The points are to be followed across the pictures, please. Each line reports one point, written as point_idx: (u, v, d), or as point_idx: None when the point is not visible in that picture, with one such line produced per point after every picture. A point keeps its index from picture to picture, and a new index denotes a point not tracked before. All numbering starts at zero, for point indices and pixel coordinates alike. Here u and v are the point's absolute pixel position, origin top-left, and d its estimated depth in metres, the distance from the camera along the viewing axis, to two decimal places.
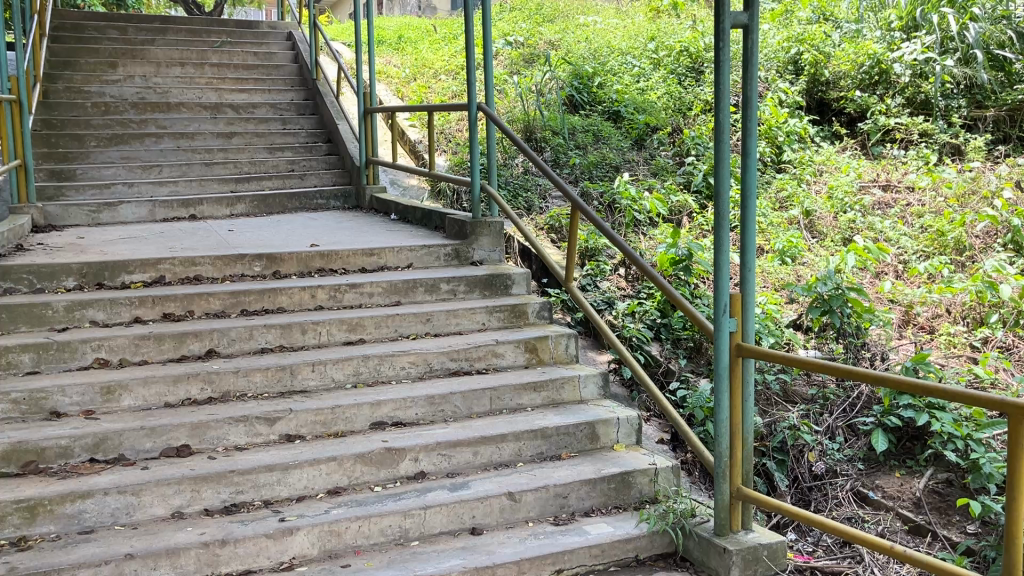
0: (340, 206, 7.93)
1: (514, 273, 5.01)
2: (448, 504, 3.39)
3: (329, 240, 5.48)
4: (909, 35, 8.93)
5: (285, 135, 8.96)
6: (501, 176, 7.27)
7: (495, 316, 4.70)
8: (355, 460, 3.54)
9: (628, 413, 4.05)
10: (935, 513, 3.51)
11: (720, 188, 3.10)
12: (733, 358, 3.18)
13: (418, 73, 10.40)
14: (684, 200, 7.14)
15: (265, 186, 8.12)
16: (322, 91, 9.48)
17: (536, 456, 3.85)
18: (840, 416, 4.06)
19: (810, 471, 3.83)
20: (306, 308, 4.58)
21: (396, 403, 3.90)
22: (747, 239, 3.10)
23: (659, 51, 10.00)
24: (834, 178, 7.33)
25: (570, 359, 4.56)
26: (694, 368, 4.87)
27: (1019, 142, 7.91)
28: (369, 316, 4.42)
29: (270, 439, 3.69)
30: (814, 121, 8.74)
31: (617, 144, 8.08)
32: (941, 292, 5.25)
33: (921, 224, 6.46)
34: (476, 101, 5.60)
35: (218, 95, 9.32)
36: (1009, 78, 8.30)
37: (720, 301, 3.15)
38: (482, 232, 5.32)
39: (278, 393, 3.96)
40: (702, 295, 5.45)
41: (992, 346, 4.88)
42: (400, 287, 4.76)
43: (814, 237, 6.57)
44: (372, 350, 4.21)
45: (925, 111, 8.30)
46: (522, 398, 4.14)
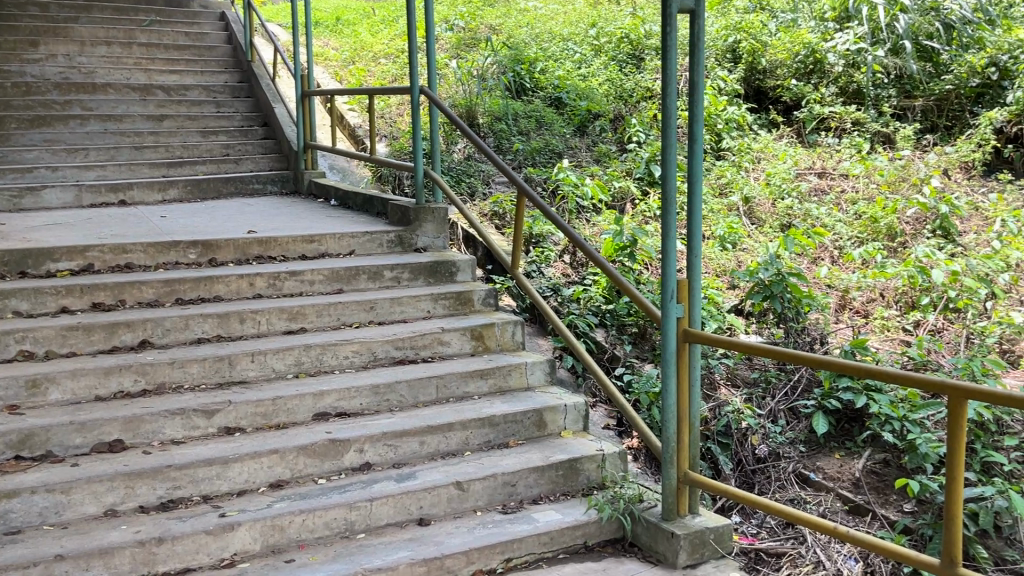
0: (277, 191, 7.74)
1: (458, 260, 4.95)
2: (395, 495, 3.33)
3: (268, 226, 5.33)
4: (842, 26, 9.12)
5: (219, 118, 8.70)
6: (443, 162, 7.19)
7: (440, 303, 4.64)
8: (298, 452, 3.45)
9: (575, 400, 4.04)
10: (874, 493, 3.60)
11: (668, 174, 3.10)
12: (680, 343, 3.19)
13: (356, 57, 10.21)
14: (627, 186, 7.19)
15: (199, 170, 7.87)
16: (258, 73, 9.23)
17: (483, 444, 3.82)
18: (782, 399, 4.12)
19: (753, 454, 3.89)
20: (244, 297, 4.44)
21: (340, 393, 3.81)
22: (694, 224, 3.10)
23: (600, 37, 10.01)
24: (772, 165, 7.44)
25: (516, 346, 4.53)
26: (638, 354, 4.91)
27: (946, 132, 8.16)
28: (310, 304, 4.31)
29: (208, 432, 3.57)
30: (752, 108, 8.85)
31: (560, 131, 8.08)
32: (875, 277, 5.39)
33: (855, 211, 6.59)
34: (418, 84, 5.51)
35: (147, 76, 8.98)
36: (937, 68, 8.56)
37: (668, 287, 3.16)
38: (426, 218, 5.23)
39: (216, 384, 3.84)
40: (646, 281, 5.47)
41: (923, 330, 4.97)
42: (342, 274, 4.65)
43: (753, 223, 6.66)
44: (314, 339, 4.11)
45: (858, 100, 8.49)
46: (468, 386, 4.10)
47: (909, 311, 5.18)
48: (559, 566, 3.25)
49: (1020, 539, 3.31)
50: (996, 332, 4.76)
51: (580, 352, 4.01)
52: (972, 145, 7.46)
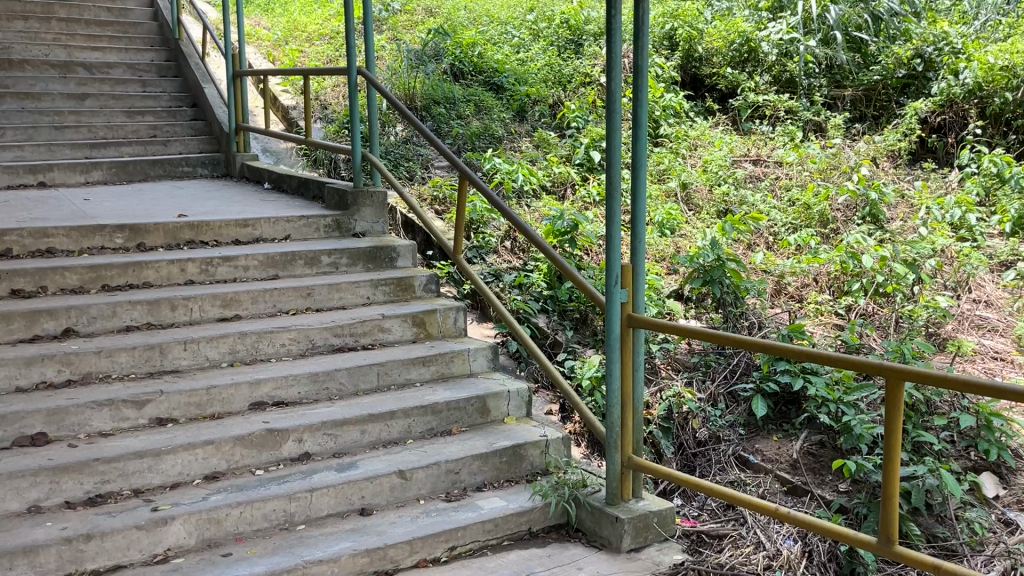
0: (208, 174, 7.50)
1: (399, 245, 4.86)
2: (336, 485, 3.26)
3: (199, 210, 5.15)
4: (775, 16, 9.27)
5: (145, 98, 8.37)
6: (381, 146, 7.07)
7: (380, 290, 4.55)
8: (234, 443, 3.34)
9: (518, 386, 4.02)
10: (810, 474, 3.67)
11: (613, 159, 3.08)
12: (624, 328, 3.19)
13: (289, 37, 9.95)
14: (566, 172, 7.17)
15: (124, 152, 7.57)
16: (186, 51, 8.91)
17: (426, 432, 3.76)
18: (722, 383, 4.17)
19: (694, 438, 3.94)
20: (175, 283, 4.29)
21: (277, 381, 3.71)
22: (638, 209, 3.10)
23: (538, 21, 9.96)
24: (708, 152, 7.52)
25: (458, 333, 4.49)
26: (580, 339, 4.91)
27: (874, 121, 8.38)
28: (245, 290, 4.18)
29: (138, 423, 3.44)
30: (689, 96, 8.93)
31: (499, 115, 8.02)
32: (809, 263, 5.49)
33: (789, 198, 6.72)
34: (356, 65, 5.38)
35: (67, 52, 8.59)
36: (865, 59, 8.77)
37: (612, 272, 3.15)
38: (365, 203, 5.13)
39: (147, 373, 3.69)
40: (587, 266, 5.46)
41: (855, 314, 5.11)
42: (278, 260, 4.53)
43: (690, 209, 6.73)
44: (249, 327, 3.99)
45: (790, 89, 8.65)
46: (410, 373, 4.04)
47: (841, 295, 5.30)
48: (503, 553, 3.23)
49: (950, 516, 3.42)
50: (923, 316, 4.91)
51: (523, 337, 3.99)
52: (899, 134, 7.67)
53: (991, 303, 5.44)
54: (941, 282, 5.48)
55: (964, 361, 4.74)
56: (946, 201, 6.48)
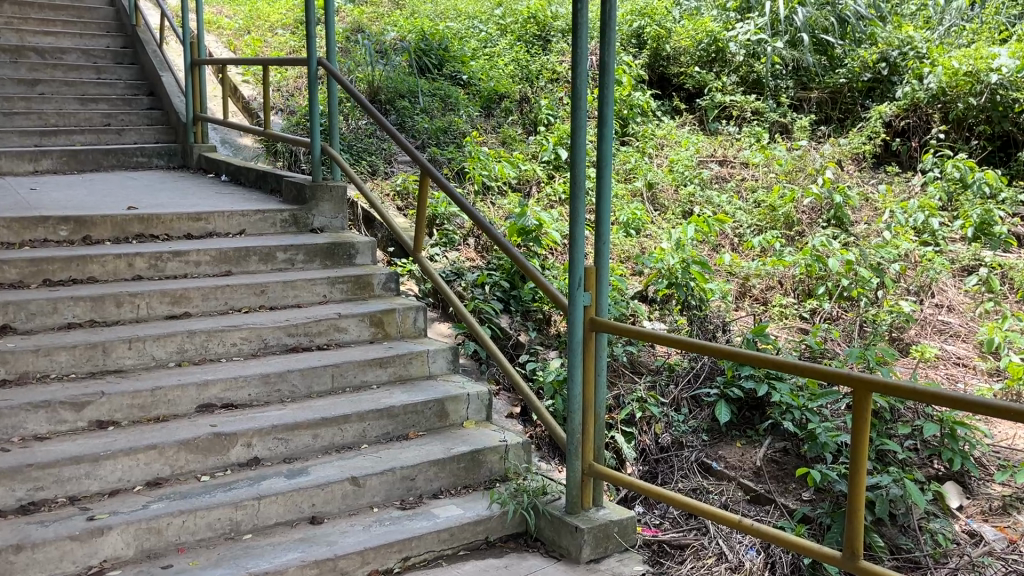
0: (164, 165, 7.28)
1: (358, 242, 4.73)
2: (285, 493, 3.13)
3: (150, 202, 4.96)
4: (743, 17, 9.26)
5: (99, 85, 8.10)
6: (343, 138, 6.90)
7: (337, 288, 4.42)
8: (178, 448, 3.19)
9: (479, 389, 3.91)
10: (773, 482, 3.61)
11: (576, 159, 2.98)
12: (587, 332, 3.10)
13: (251, 26, 9.71)
14: (532, 169, 7.06)
15: (76, 141, 7.31)
16: (143, 38, 8.65)
17: (382, 437, 3.64)
18: (685, 387, 4.11)
19: (656, 444, 3.86)
20: (121, 278, 4.11)
21: (226, 383, 3.56)
22: (602, 209, 3.00)
23: (506, 16, 9.85)
24: (675, 152, 7.47)
25: (417, 333, 4.37)
26: (543, 341, 4.83)
27: (839, 124, 8.41)
28: (195, 287, 4.01)
29: (77, 426, 3.27)
30: (656, 95, 8.88)
31: (464, 111, 7.90)
32: (774, 266, 5.44)
33: (755, 199, 6.68)
34: (317, 56, 5.23)
35: (18, 36, 8.29)
36: (831, 61, 8.79)
37: (575, 274, 3.05)
38: (323, 197, 4.98)
39: (88, 373, 3.52)
40: (552, 266, 5.43)
41: (819, 317, 5.08)
42: (231, 255, 4.36)
43: (656, 209, 6.67)
44: (198, 325, 3.83)
45: (757, 90, 8.63)
46: (366, 374, 3.91)
47: (806, 299, 5.26)
48: (459, 563, 3.12)
49: (913, 526, 3.40)
50: (887, 321, 4.92)
51: (483, 339, 3.89)
52: (864, 137, 7.69)
53: (953, 308, 5.46)
54: (905, 287, 5.48)
55: (927, 367, 4.76)
56: (910, 205, 6.49)
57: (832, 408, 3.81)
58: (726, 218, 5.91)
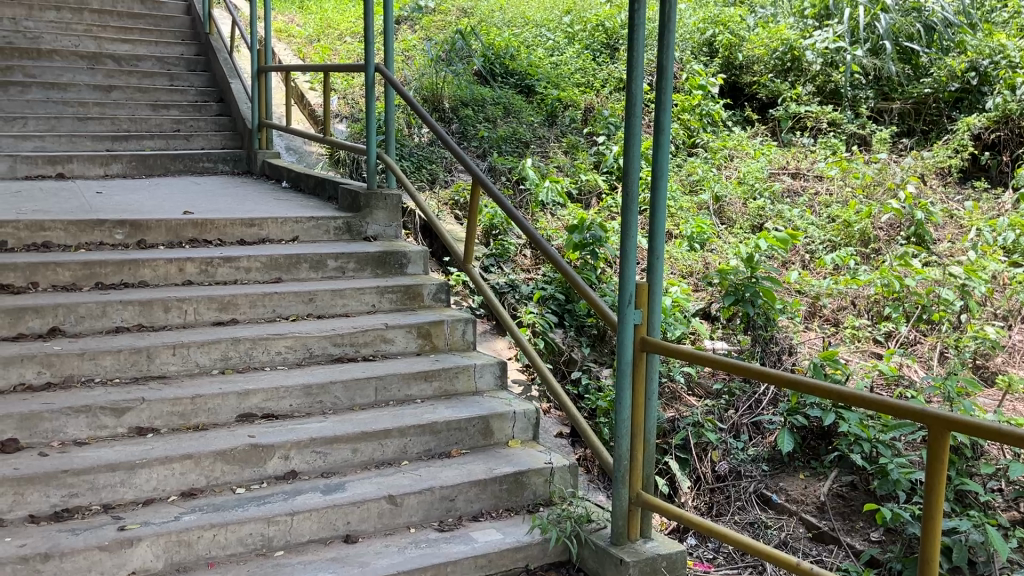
0: (229, 171, 7.37)
1: (410, 251, 4.63)
2: (319, 509, 3.02)
3: (206, 207, 4.97)
4: (821, 24, 8.91)
5: (172, 92, 8.27)
6: (403, 146, 6.85)
7: (386, 297, 4.32)
8: (214, 458, 3.13)
9: (526, 406, 3.75)
10: (839, 519, 3.35)
11: (630, 168, 2.81)
12: (637, 352, 2.91)
13: (321, 34, 9.81)
14: (594, 179, 6.91)
15: (146, 146, 7.46)
16: (216, 46, 8.80)
17: (423, 453, 3.52)
18: (745, 412, 3.87)
19: (713, 472, 3.65)
20: (172, 283, 4.10)
21: (267, 393, 3.49)
22: (657, 222, 2.82)
23: (574, 25, 9.72)
24: (745, 163, 7.19)
25: (466, 346, 4.24)
26: (597, 358, 4.66)
27: (922, 136, 7.97)
28: (244, 294, 3.97)
29: (117, 432, 3.24)
30: (727, 105, 8.60)
31: (528, 119, 7.78)
32: (848, 284, 5.14)
33: (828, 214, 6.36)
34: (376, 62, 5.17)
35: (97, 44, 8.53)
36: (916, 70, 8.35)
37: (625, 290, 2.87)
38: (377, 205, 4.91)
39: (132, 379, 3.50)
40: (609, 280, 5.25)
41: (895, 341, 4.76)
42: (281, 262, 4.32)
43: (722, 223, 6.42)
44: (243, 333, 3.78)
45: (834, 100, 8.29)
46: (411, 388, 3.80)
47: (880, 321, 4.96)
48: None
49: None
50: (970, 347, 4.55)
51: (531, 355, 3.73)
52: (949, 151, 7.27)
53: None
54: (992, 310, 5.11)
55: (1014, 400, 4.38)
56: (998, 223, 6.09)
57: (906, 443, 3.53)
58: (798, 233, 5.63)
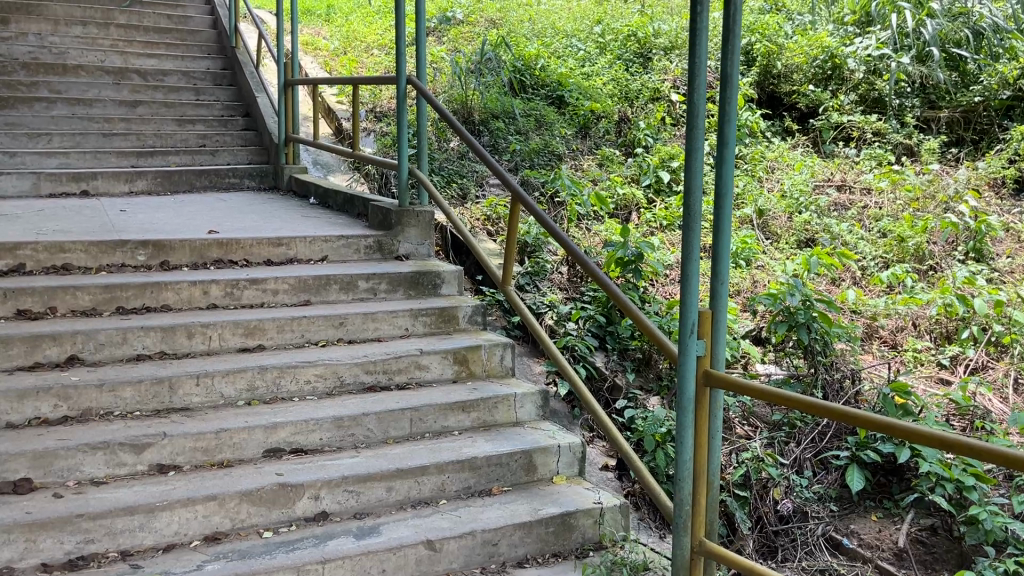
0: (255, 186, 7.20)
1: (444, 271, 4.41)
2: (352, 557, 2.78)
3: (232, 226, 4.78)
4: (863, 30, 8.62)
5: (197, 106, 8.14)
6: (433, 161, 6.65)
7: (420, 321, 4.09)
8: (240, 500, 2.91)
9: (571, 439, 3.49)
10: (920, 568, 3.15)
11: (691, 187, 2.54)
12: (700, 387, 2.66)
13: (348, 47, 9.66)
14: (631, 193, 6.67)
15: (171, 161, 7.32)
16: (241, 60, 8.68)
17: (463, 491, 3.27)
18: (809, 446, 3.63)
19: (775, 512, 3.38)
20: (196, 307, 3.90)
21: (297, 426, 3.27)
22: (721, 245, 2.53)
23: (605, 34, 9.48)
24: (788, 176, 6.91)
25: (505, 373, 3.99)
26: (642, 384, 4.41)
27: (973, 146, 7.63)
28: (271, 318, 3.76)
29: (137, 470, 3.03)
30: (765, 115, 8.30)
31: (561, 132, 7.56)
32: (906, 304, 4.86)
33: (879, 229, 6.06)
34: (407, 73, 4.95)
35: (123, 59, 8.44)
36: (964, 77, 8.02)
37: (687, 320, 2.61)
38: (409, 223, 4.71)
39: (154, 411, 3.29)
40: (652, 300, 4.98)
41: (961, 366, 4.45)
42: (310, 283, 4.10)
43: (767, 238, 6.13)
44: (271, 361, 3.57)
45: (878, 109, 7.99)
46: (448, 420, 3.56)
47: (944, 343, 4.65)
48: None
49: None
50: None
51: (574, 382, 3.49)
52: (1003, 161, 6.93)
53: None
54: None
55: None
56: None
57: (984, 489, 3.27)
58: (851, 249, 5.32)
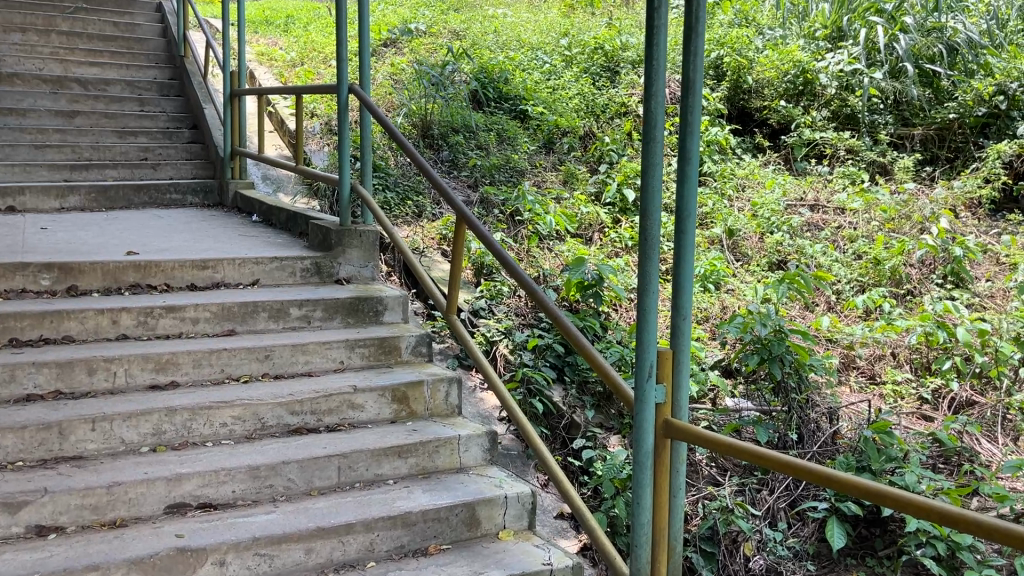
0: (198, 202, 6.78)
1: (387, 296, 4.02)
2: None
3: (156, 246, 4.37)
4: (834, 46, 8.42)
5: (141, 118, 7.71)
6: (386, 175, 6.26)
7: (357, 352, 3.70)
8: (128, 568, 2.49)
9: (520, 489, 3.12)
10: None
11: (648, 207, 2.20)
12: (659, 440, 2.31)
13: (305, 57, 9.29)
14: (595, 212, 6.34)
15: (108, 175, 6.88)
16: (190, 69, 8.26)
17: (394, 551, 2.88)
18: (783, 496, 3.32)
19: (746, 569, 3.07)
20: (103, 338, 3.49)
21: (204, 477, 2.87)
22: (681, 273, 2.19)
23: (572, 47, 9.19)
24: (758, 194, 6.61)
25: (450, 411, 3.61)
26: (603, 422, 4.03)
27: (948, 164, 7.42)
28: (186, 351, 3.36)
29: (11, 532, 2.61)
30: (736, 131, 8.03)
31: (523, 146, 7.21)
32: (885, 331, 4.56)
33: (854, 250, 5.78)
34: (350, 83, 4.56)
35: (63, 67, 8.00)
36: (938, 95, 7.81)
37: (644, 362, 2.26)
38: (351, 243, 4.32)
39: (40, 461, 2.88)
40: (614, 327, 4.63)
41: (943, 400, 4.17)
42: (235, 311, 3.71)
43: (737, 260, 5.82)
44: (181, 400, 3.16)
45: (851, 126, 7.76)
46: (382, 467, 3.17)
47: (925, 375, 4.37)
48: None
49: None
50: None
51: (520, 425, 3.09)
52: (978, 180, 6.70)
53: None
54: None
55: None
56: None
57: (974, 548, 2.97)
58: (827, 272, 5.02)
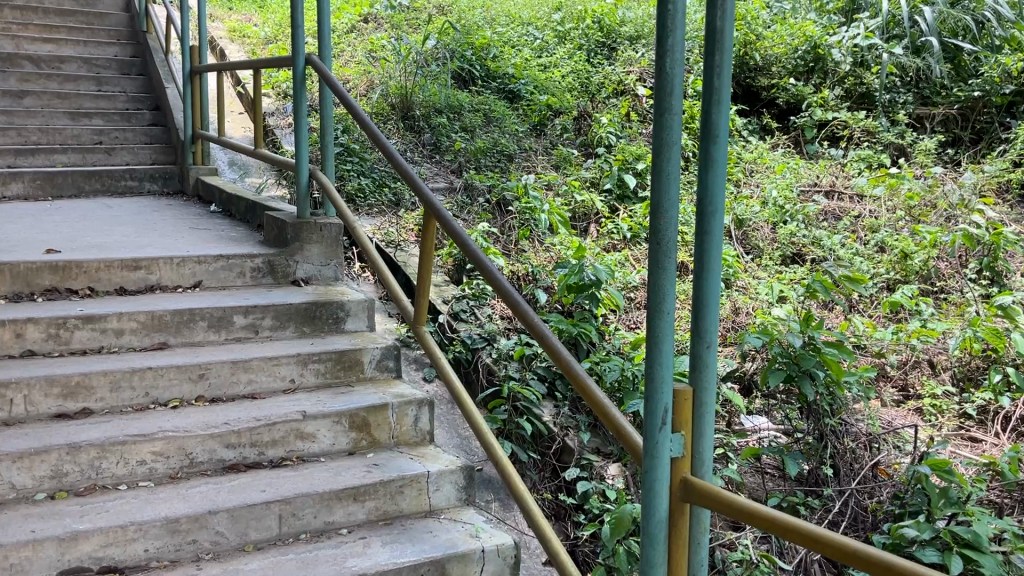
0: (158, 190, 6.16)
1: (349, 301, 3.47)
2: None
3: (89, 243, 3.80)
4: (848, 20, 7.86)
5: (97, 98, 7.09)
6: (364, 161, 5.71)
7: (310, 369, 3.14)
8: None
9: (501, 541, 2.59)
10: None
11: (662, 202, 1.61)
12: (675, 506, 1.74)
13: (279, 33, 8.67)
14: (591, 200, 5.79)
15: (57, 161, 6.28)
16: (152, 46, 7.64)
17: None
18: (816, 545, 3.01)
19: None
20: (6, 355, 2.93)
21: (108, 535, 2.31)
22: (704, 291, 1.61)
23: (566, 22, 8.57)
24: (769, 179, 6.07)
25: (419, 440, 3.06)
26: (599, 446, 3.49)
27: (972, 146, 6.88)
28: (101, 372, 2.79)
29: None
30: (742, 112, 7.45)
31: (512, 128, 6.63)
32: (919, 337, 4.11)
33: (877, 242, 5.25)
34: (309, 54, 3.94)
35: (14, 44, 7.36)
36: (960, 72, 7.28)
37: (655, 403, 1.68)
38: (311, 239, 3.76)
39: None
40: (613, 334, 4.10)
41: (991, 418, 3.75)
42: (167, 321, 3.14)
43: (747, 253, 5.29)
44: (89, 435, 2.60)
45: (865, 105, 7.22)
46: (334, 513, 2.62)
47: (968, 389, 3.94)
48: None
49: None
50: None
51: (487, 442, 2.53)
52: (1007, 163, 6.17)
53: None
54: None
55: None
56: None
57: None
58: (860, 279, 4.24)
